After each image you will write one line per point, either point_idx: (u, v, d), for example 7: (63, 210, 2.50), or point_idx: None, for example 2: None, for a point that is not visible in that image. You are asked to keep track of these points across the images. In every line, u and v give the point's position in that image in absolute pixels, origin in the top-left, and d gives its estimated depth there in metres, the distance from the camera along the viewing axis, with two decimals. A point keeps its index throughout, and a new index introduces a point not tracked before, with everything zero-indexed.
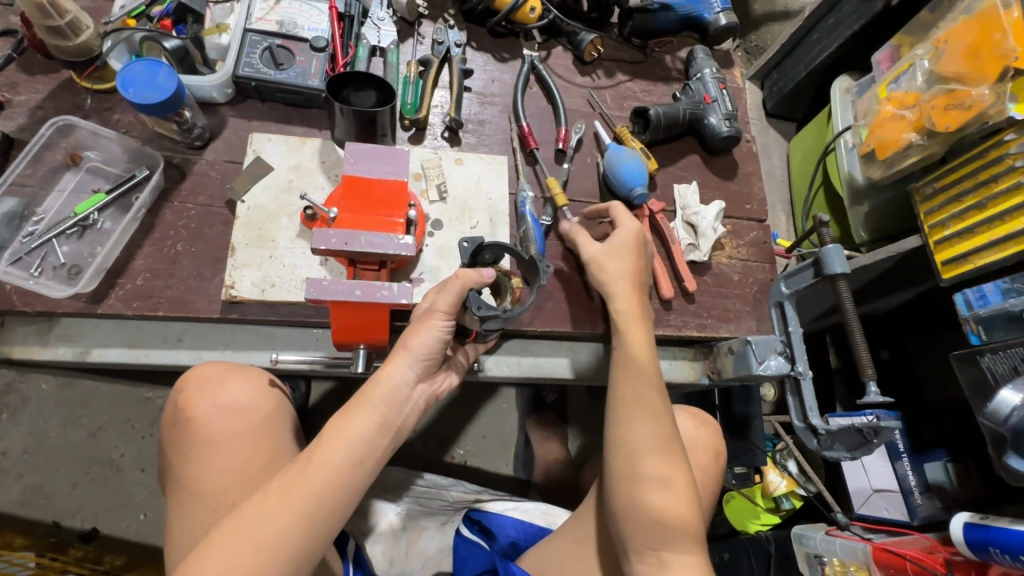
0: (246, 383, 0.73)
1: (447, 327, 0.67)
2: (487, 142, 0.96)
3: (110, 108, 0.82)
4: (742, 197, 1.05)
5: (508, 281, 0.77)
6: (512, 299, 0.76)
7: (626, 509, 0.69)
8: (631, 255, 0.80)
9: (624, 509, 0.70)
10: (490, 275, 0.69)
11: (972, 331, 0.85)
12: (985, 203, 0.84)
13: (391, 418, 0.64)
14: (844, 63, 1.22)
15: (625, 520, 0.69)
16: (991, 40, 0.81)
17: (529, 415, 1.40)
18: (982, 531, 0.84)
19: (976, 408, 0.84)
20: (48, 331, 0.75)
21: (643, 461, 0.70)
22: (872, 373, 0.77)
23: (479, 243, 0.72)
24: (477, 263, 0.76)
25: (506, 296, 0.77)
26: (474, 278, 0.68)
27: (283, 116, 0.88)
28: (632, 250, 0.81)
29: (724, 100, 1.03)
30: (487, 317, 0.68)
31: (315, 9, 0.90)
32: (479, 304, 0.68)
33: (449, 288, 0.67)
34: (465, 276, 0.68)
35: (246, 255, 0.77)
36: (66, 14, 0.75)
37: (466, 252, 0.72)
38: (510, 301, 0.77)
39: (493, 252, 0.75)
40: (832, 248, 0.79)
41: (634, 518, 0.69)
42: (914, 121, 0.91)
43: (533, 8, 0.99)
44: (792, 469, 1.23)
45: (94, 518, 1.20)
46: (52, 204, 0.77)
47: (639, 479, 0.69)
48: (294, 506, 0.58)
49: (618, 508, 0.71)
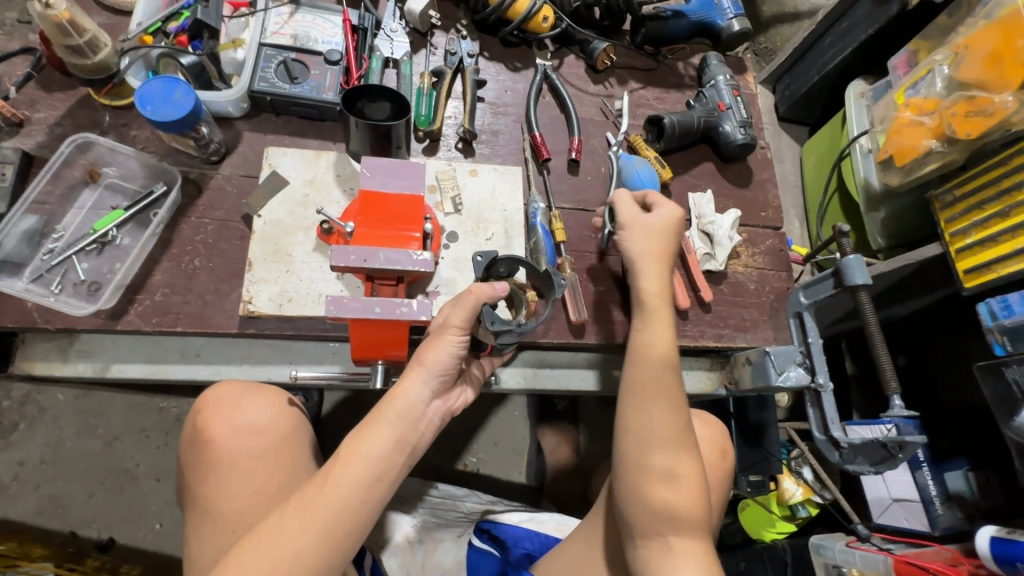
0: (263, 403, 0.73)
1: (462, 341, 0.66)
2: (501, 152, 0.96)
3: (127, 124, 0.82)
4: (757, 204, 1.04)
5: (523, 294, 0.77)
6: (527, 312, 0.76)
7: (637, 494, 0.71)
8: (660, 235, 0.80)
9: (631, 494, 0.72)
10: (504, 289, 0.69)
11: (997, 341, 0.83)
12: (1008, 211, 0.82)
13: (407, 434, 0.64)
14: (858, 68, 1.21)
15: (635, 505, 0.71)
16: (1014, 45, 0.79)
17: (542, 423, 1.40)
18: (1008, 546, 0.83)
19: (1002, 420, 0.82)
20: (68, 347, 0.75)
21: (658, 451, 0.71)
22: (897, 387, 0.76)
23: (493, 257, 0.72)
24: (491, 276, 0.76)
25: (521, 308, 0.77)
26: (489, 293, 0.67)
27: (297, 129, 0.88)
28: (668, 232, 0.80)
29: (738, 107, 1.02)
30: (501, 331, 0.68)
31: (329, 22, 0.91)
32: (494, 318, 0.67)
33: (463, 303, 0.66)
34: (479, 291, 0.67)
35: (262, 269, 0.77)
36: (86, 32, 0.75)
37: (480, 266, 0.72)
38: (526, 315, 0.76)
39: (507, 265, 0.75)
40: (853, 258, 0.78)
41: (643, 505, 0.70)
42: (933, 128, 0.89)
43: (546, 18, 0.99)
44: (807, 476, 1.23)
45: (111, 527, 1.21)
46: (71, 220, 0.77)
47: (652, 465, 0.71)
48: (311, 526, 0.58)
49: (625, 491, 0.72)
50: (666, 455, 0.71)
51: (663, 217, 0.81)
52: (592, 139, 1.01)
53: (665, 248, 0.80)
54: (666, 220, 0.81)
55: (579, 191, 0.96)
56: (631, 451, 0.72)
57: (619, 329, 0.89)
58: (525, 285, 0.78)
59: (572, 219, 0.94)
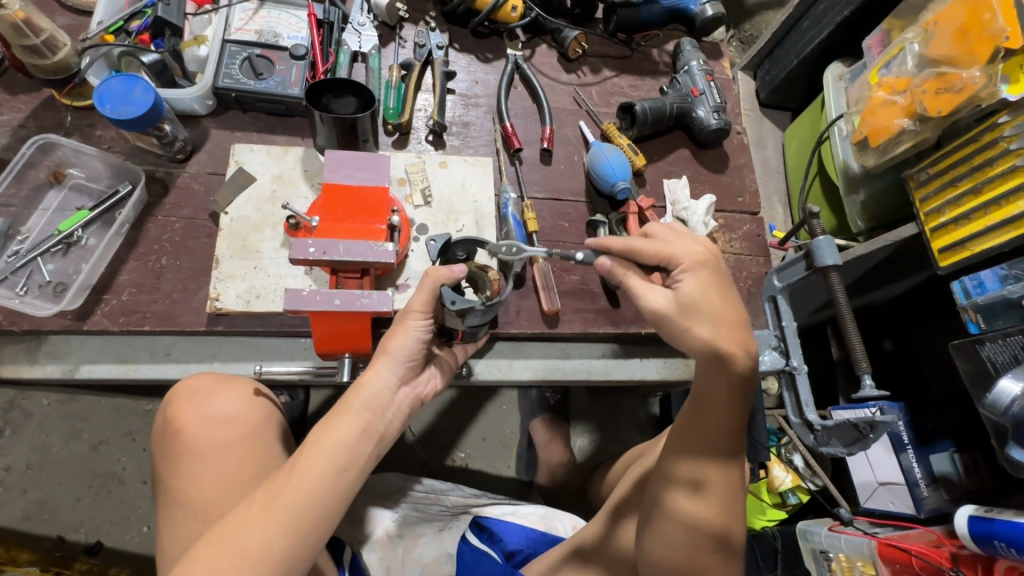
0: (234, 394, 0.73)
1: (425, 326, 0.66)
2: (473, 143, 0.95)
3: (92, 124, 0.82)
4: (733, 189, 1.03)
5: (484, 275, 0.74)
6: (491, 292, 0.73)
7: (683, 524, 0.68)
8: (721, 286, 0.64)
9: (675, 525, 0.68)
10: (462, 270, 0.68)
11: (970, 320, 0.84)
12: (980, 188, 0.81)
13: (375, 423, 0.64)
14: (835, 50, 1.20)
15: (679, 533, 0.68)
16: (980, 20, 0.79)
17: (530, 417, 1.39)
18: (987, 524, 0.83)
19: (976, 397, 0.83)
20: (36, 349, 0.75)
21: (705, 513, 0.67)
22: (866, 367, 0.78)
23: (446, 239, 0.73)
24: (450, 260, 0.77)
25: (484, 288, 0.74)
26: (446, 274, 0.67)
27: (265, 125, 0.88)
28: (715, 292, 0.63)
29: (712, 92, 1.01)
30: (465, 310, 0.68)
31: (295, 17, 0.91)
32: (454, 298, 0.67)
33: (422, 287, 0.66)
34: (436, 273, 0.67)
35: (230, 266, 0.77)
36: (42, 31, 0.75)
37: (435, 248, 0.73)
38: (491, 293, 0.73)
39: (465, 247, 0.76)
40: (823, 240, 0.80)
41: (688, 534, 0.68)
42: (905, 106, 0.89)
43: (514, 7, 0.98)
44: (797, 463, 1.20)
45: (98, 530, 1.21)
46: (36, 222, 0.77)
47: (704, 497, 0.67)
48: (275, 515, 0.58)
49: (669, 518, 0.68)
50: (716, 519, 0.67)
51: (688, 283, 0.63)
52: (565, 129, 1.00)
53: (737, 313, 0.63)
54: (698, 277, 0.63)
55: (552, 180, 0.95)
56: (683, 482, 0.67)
57: (594, 318, 0.88)
58: (487, 267, 0.76)
59: (545, 209, 0.94)
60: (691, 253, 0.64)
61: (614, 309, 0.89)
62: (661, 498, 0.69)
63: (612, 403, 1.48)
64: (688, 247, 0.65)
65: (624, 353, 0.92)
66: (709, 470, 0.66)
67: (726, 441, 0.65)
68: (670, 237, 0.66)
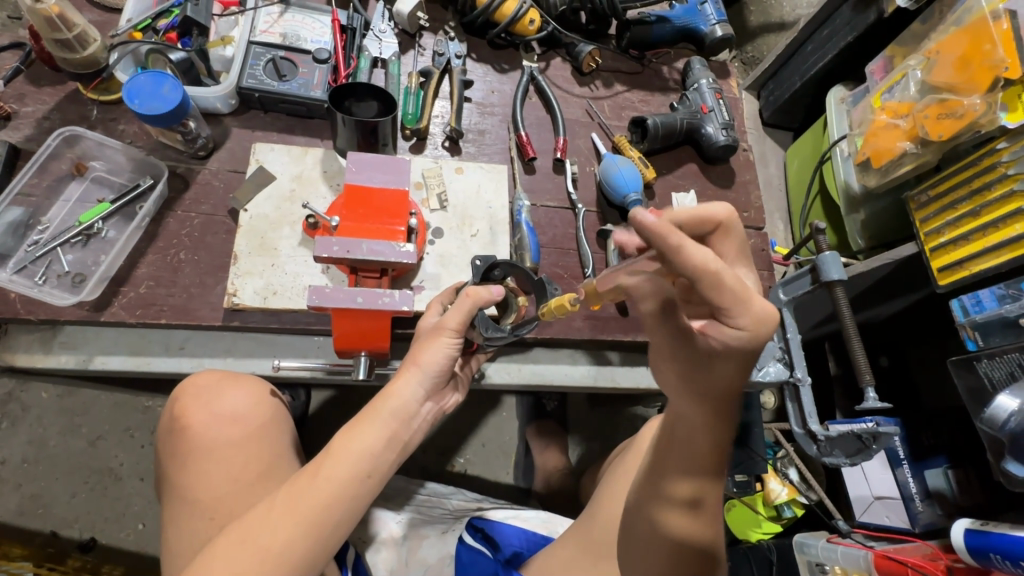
0: (244, 393, 0.74)
1: (457, 344, 0.66)
2: (487, 151, 0.97)
3: (116, 118, 0.84)
4: (739, 205, 1.06)
5: (514, 299, 0.74)
6: (515, 317, 0.73)
7: (659, 532, 0.67)
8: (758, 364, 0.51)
9: (665, 528, 0.66)
10: (500, 293, 0.66)
11: (969, 337, 0.87)
12: (980, 210, 0.85)
13: (399, 432, 0.63)
14: (838, 75, 1.23)
15: (655, 541, 0.67)
16: (982, 50, 0.83)
17: (530, 425, 1.39)
18: (982, 538, 0.85)
19: (973, 414, 0.86)
20: (51, 339, 0.75)
21: (695, 530, 0.65)
22: (870, 379, 0.83)
23: (491, 261, 0.71)
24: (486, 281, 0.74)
25: (511, 313, 0.74)
26: (484, 297, 0.65)
27: (286, 126, 0.89)
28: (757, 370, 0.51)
29: (720, 110, 1.04)
30: (494, 337, 0.68)
31: (318, 22, 0.92)
32: (486, 325, 0.67)
33: (459, 306, 0.65)
34: (475, 295, 0.65)
35: (248, 263, 0.78)
36: (75, 27, 0.78)
37: (477, 270, 0.71)
38: (515, 319, 0.74)
39: (503, 269, 0.73)
40: (829, 256, 0.86)
41: (667, 544, 0.66)
42: (907, 129, 0.93)
43: (532, 21, 1.00)
44: (792, 477, 1.21)
45: (93, 527, 1.20)
46: (57, 213, 0.78)
47: (676, 506, 0.65)
48: (296, 516, 0.57)
49: (659, 524, 0.67)
50: (704, 534, 0.65)
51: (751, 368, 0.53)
52: (578, 140, 1.03)
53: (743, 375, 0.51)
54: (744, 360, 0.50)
55: (564, 190, 0.97)
56: (675, 497, 0.65)
57: (601, 325, 0.90)
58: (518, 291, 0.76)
59: (557, 217, 0.95)
60: (753, 311, 0.47)
61: (623, 317, 0.91)
62: (651, 511, 0.67)
63: (613, 413, 1.49)
64: (746, 311, 0.47)
65: (631, 360, 0.93)
66: (684, 485, 0.63)
67: (695, 462, 0.61)
68: (733, 303, 0.46)
